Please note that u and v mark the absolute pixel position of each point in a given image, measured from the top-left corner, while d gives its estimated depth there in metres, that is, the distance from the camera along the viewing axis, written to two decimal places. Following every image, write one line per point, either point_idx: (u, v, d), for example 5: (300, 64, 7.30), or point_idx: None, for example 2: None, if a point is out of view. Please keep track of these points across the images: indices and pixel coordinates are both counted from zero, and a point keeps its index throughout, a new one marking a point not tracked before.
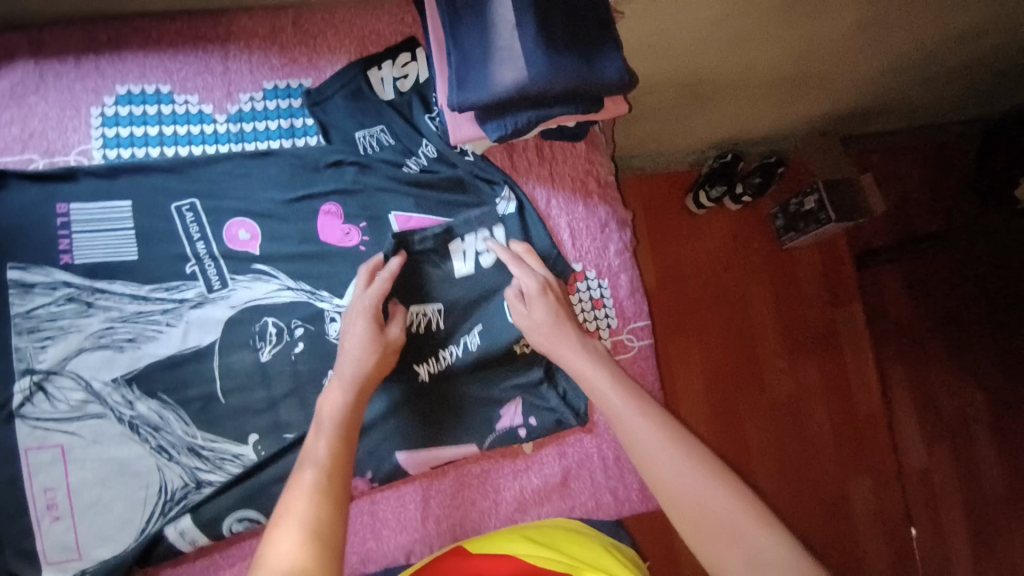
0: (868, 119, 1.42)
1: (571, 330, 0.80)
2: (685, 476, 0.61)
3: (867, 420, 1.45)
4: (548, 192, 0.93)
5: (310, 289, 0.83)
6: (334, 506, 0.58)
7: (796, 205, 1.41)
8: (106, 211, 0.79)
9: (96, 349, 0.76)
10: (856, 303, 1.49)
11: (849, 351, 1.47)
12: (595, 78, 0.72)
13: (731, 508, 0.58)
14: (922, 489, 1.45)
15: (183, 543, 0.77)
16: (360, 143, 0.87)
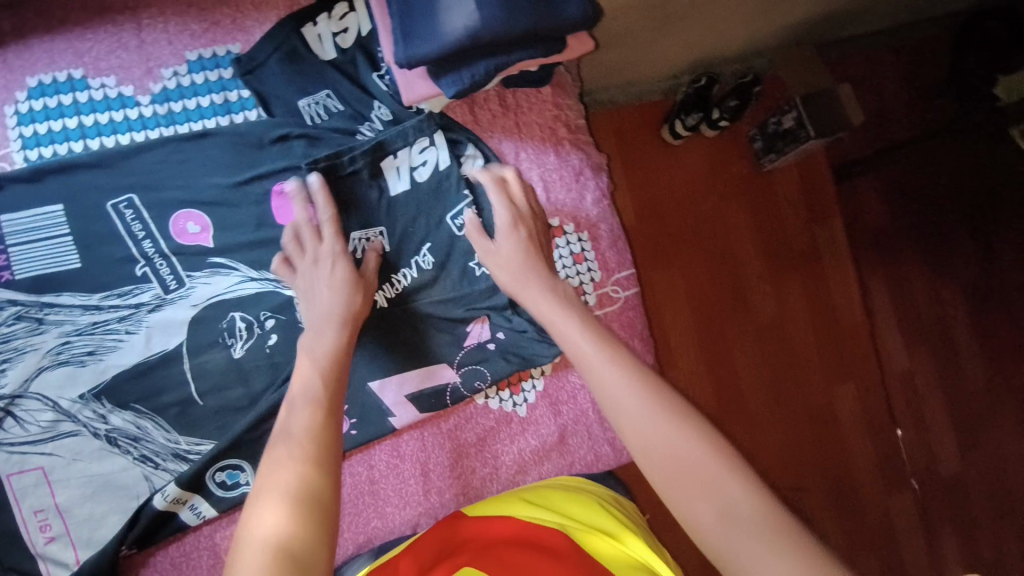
0: (844, 23, 1.34)
1: (539, 270, 0.75)
2: (655, 424, 0.55)
3: (849, 329, 1.46)
4: (516, 144, 0.87)
5: (275, 278, 0.78)
6: (323, 463, 0.54)
7: (774, 125, 1.36)
8: (38, 218, 0.73)
9: (56, 366, 0.72)
10: (835, 218, 1.46)
11: (832, 269, 1.46)
12: (556, 17, 0.66)
13: (704, 457, 0.53)
14: (906, 392, 1.48)
15: (188, 517, 0.74)
16: (305, 113, 0.80)
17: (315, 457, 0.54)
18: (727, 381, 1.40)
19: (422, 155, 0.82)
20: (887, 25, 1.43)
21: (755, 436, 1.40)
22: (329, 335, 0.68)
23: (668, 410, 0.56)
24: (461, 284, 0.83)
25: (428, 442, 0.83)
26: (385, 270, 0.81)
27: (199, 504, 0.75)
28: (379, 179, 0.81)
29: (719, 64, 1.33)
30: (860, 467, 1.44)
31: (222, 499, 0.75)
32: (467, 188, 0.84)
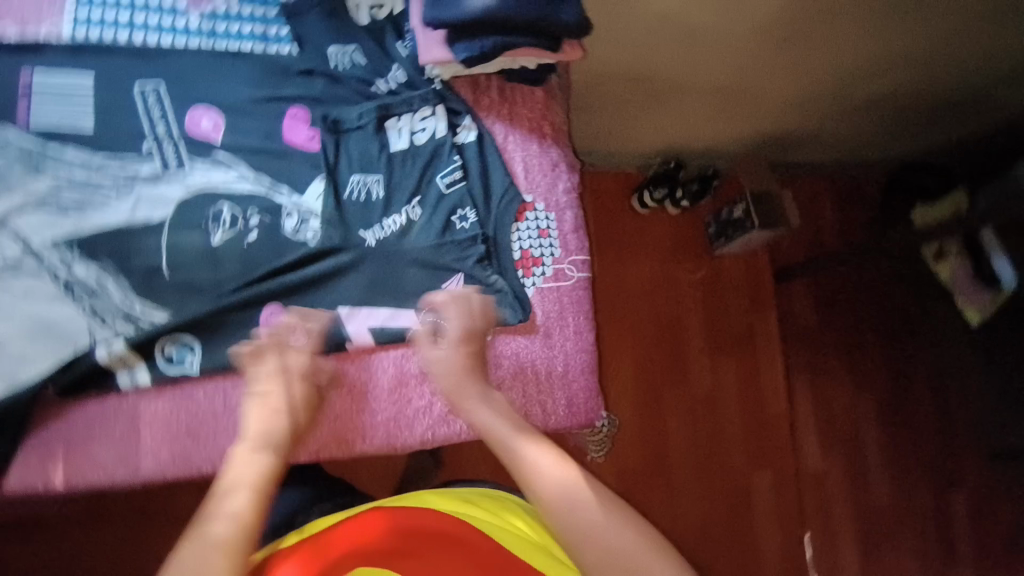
0: (791, 147, 1.59)
1: (476, 383, 0.81)
2: (595, 518, 0.63)
3: (773, 419, 1.58)
4: (506, 128, 1.00)
5: (269, 183, 0.87)
6: (240, 558, 0.55)
7: (726, 215, 1.55)
8: (69, 81, 0.80)
9: (40, 209, 0.76)
10: (771, 312, 1.62)
11: (762, 354, 1.60)
12: (555, 17, 0.83)
13: (635, 549, 0.60)
14: (818, 489, 1.57)
15: (122, 381, 0.76)
16: (332, 58, 0.92)
17: (231, 551, 0.56)
18: (655, 438, 1.50)
19: (422, 122, 0.94)
20: (834, 159, 1.67)
21: (674, 491, 1.49)
22: (257, 460, 0.66)
23: (603, 513, 0.63)
24: (448, 244, 0.92)
25: (374, 366, 0.88)
26: (373, 211, 0.90)
27: (140, 373, 0.76)
28: (381, 134, 0.92)
29: (687, 152, 1.54)
30: (767, 542, 1.52)
31: (162, 372, 0.77)
32: (457, 155, 0.95)
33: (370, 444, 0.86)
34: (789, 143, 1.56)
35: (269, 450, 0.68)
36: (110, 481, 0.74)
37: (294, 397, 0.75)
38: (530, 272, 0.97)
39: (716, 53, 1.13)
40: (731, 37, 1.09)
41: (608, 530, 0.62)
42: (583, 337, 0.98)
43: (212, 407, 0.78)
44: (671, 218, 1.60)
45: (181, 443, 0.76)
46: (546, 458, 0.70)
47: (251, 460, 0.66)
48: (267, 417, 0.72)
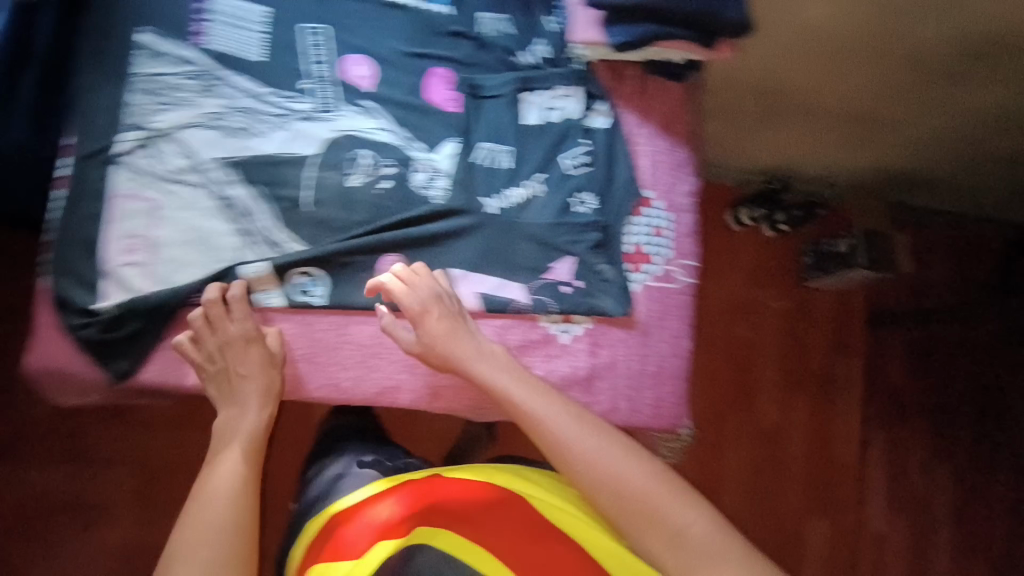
0: (912, 188, 1.47)
1: (466, 335, 0.83)
2: (618, 469, 0.75)
3: (841, 468, 1.50)
4: (638, 120, 0.97)
5: (407, 136, 0.89)
6: (247, 500, 0.78)
7: (827, 246, 1.47)
8: (243, 11, 0.83)
9: (206, 127, 0.82)
10: (857, 356, 1.54)
11: (841, 398, 1.52)
12: (716, 11, 0.80)
13: (648, 492, 0.73)
14: (874, 549, 1.49)
15: (257, 299, 0.83)
16: (484, 23, 0.92)
17: (244, 489, 0.79)
18: (711, 464, 1.45)
19: (559, 101, 0.94)
20: (956, 208, 1.55)
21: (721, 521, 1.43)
22: (251, 418, 0.84)
23: (620, 466, 0.75)
24: (566, 227, 0.92)
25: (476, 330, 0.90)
26: (498, 182, 0.91)
27: (273, 294, 0.83)
28: (517, 106, 0.92)
29: (796, 173, 1.46)
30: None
31: (294, 298, 0.84)
32: (585, 137, 0.95)
33: (462, 403, 0.88)
34: (906, 182, 1.44)
35: (246, 415, 0.84)
36: (238, 384, 0.84)
37: (249, 365, 0.81)
38: (639, 268, 0.96)
39: (858, 79, 1.08)
40: (880, 65, 1.03)
41: (628, 481, 0.74)
42: (680, 342, 0.96)
43: (329, 338, 0.85)
44: (763, 239, 1.54)
45: (299, 364, 0.85)
46: (558, 421, 0.78)
47: (230, 430, 0.84)
48: (236, 386, 0.83)
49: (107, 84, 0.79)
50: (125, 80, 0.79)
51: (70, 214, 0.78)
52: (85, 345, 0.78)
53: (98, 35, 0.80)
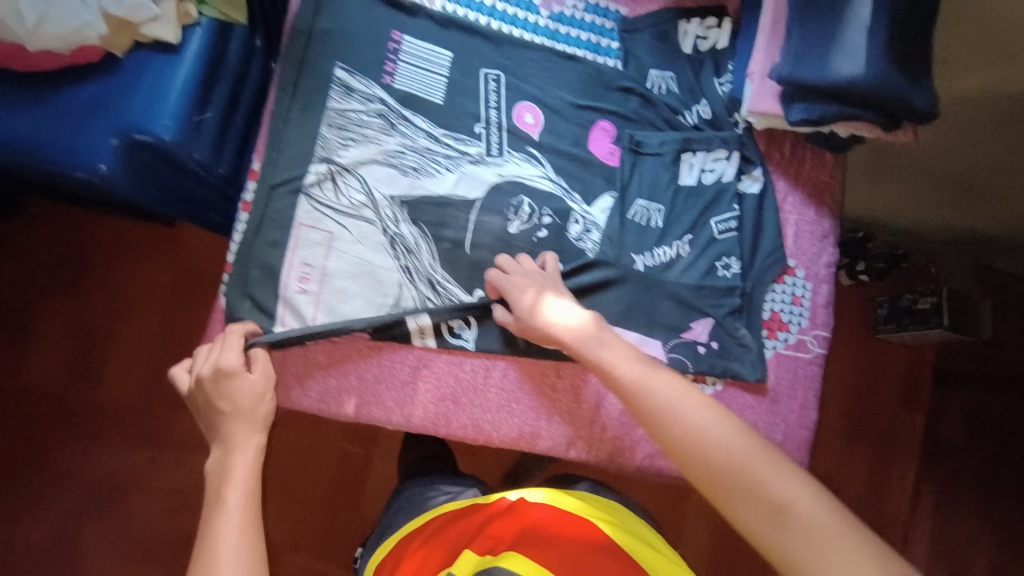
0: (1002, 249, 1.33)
1: (554, 298, 0.79)
2: (705, 436, 0.63)
3: (887, 520, 1.41)
4: (789, 187, 0.97)
5: (566, 187, 0.91)
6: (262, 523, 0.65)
7: (908, 301, 1.40)
8: (430, 53, 0.86)
9: (384, 165, 0.85)
10: (920, 413, 1.45)
11: (897, 453, 1.44)
12: (907, 99, 0.78)
13: (737, 461, 0.61)
14: None
15: (414, 338, 0.85)
16: (651, 80, 0.93)
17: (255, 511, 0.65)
18: None
19: (714, 163, 0.94)
20: None
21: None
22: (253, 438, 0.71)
23: (704, 432, 0.64)
24: (707, 290, 0.93)
25: None
26: (647, 239, 0.92)
27: (428, 333, 0.86)
28: (676, 166, 0.93)
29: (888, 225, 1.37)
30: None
31: (448, 342, 0.86)
32: (737, 203, 0.95)
33: (591, 455, 0.90)
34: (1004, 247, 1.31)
35: (232, 456, 0.70)
36: (386, 420, 0.85)
37: (235, 398, 0.72)
38: (774, 335, 0.95)
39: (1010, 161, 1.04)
40: None
41: (717, 450, 0.62)
42: (807, 414, 0.96)
43: (475, 380, 0.88)
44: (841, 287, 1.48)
45: (445, 405, 0.87)
46: (636, 379, 0.69)
47: (218, 475, 0.68)
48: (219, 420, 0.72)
49: (299, 115, 0.82)
50: (319, 113, 0.83)
51: (252, 239, 0.82)
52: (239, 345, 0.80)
53: (292, 66, 0.82)
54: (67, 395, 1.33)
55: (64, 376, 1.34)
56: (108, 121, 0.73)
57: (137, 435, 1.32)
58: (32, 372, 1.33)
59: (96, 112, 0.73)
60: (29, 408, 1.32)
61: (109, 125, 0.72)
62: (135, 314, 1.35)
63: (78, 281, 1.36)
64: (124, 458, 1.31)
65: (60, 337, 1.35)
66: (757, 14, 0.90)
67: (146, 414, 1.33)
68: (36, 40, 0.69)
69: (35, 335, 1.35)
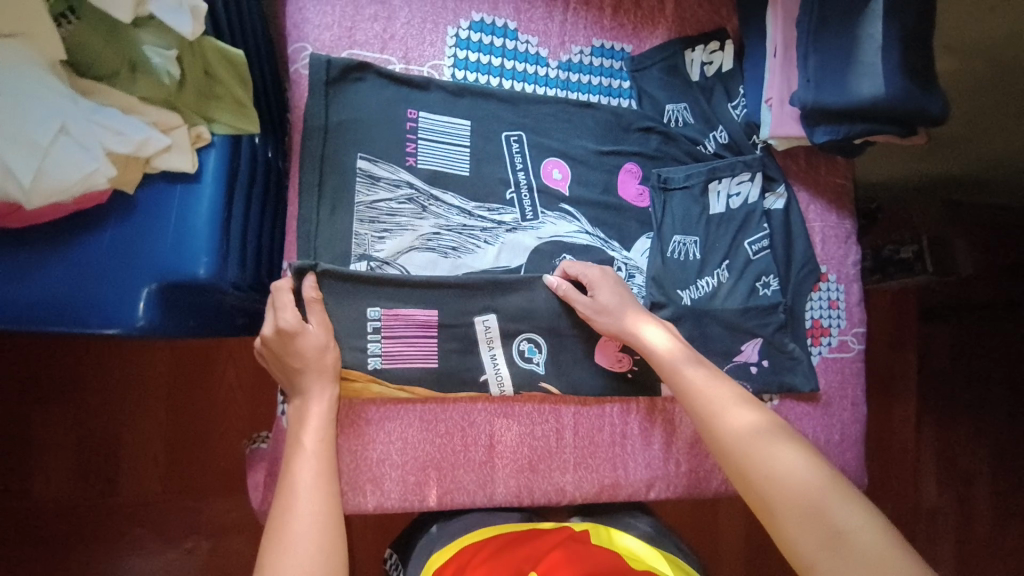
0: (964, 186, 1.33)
1: (639, 310, 0.81)
2: (778, 452, 0.64)
3: (901, 455, 1.46)
4: (810, 196, 1.01)
5: (604, 237, 0.90)
6: (331, 476, 0.70)
7: (889, 251, 1.32)
8: (449, 125, 0.85)
9: (423, 250, 0.82)
10: (910, 353, 1.47)
11: (898, 394, 1.47)
12: (925, 109, 0.79)
13: (806, 480, 0.61)
14: (923, 521, 1.45)
15: (485, 362, 0.83)
16: (667, 115, 0.95)
17: (327, 464, 0.71)
18: None
19: (738, 186, 0.96)
20: None
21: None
22: (327, 388, 0.74)
23: (776, 447, 0.64)
24: (756, 314, 0.94)
25: (677, 415, 0.92)
26: (689, 273, 0.93)
27: (499, 355, 0.83)
28: (704, 196, 0.94)
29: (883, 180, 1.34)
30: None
31: (519, 368, 0.84)
32: (766, 221, 0.96)
33: (671, 493, 0.91)
34: (966, 185, 1.32)
35: (312, 403, 0.73)
36: (470, 502, 0.83)
37: (304, 353, 0.73)
38: (818, 341, 0.99)
39: (995, 139, 1.11)
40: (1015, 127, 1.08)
41: (787, 467, 0.63)
42: (858, 410, 1.00)
43: (549, 444, 0.86)
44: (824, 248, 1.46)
45: (525, 476, 0.85)
46: (713, 391, 0.72)
47: (297, 421, 0.72)
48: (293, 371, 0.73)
49: (328, 216, 0.79)
50: (350, 211, 0.79)
51: None
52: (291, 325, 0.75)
53: (313, 165, 0.78)
54: (86, 506, 1.12)
55: (76, 488, 1.12)
56: (141, 270, 0.67)
57: (173, 532, 1.15)
58: (37, 491, 1.11)
59: (123, 261, 0.67)
60: (45, 533, 1.11)
61: (143, 275, 0.67)
62: (148, 400, 1.15)
63: (68, 383, 1.13)
64: (166, 558, 1.14)
65: (64, 444, 1.13)
66: (761, 39, 0.92)
67: (176, 510, 1.15)
68: (34, 197, 0.60)
69: (29, 451, 1.12)
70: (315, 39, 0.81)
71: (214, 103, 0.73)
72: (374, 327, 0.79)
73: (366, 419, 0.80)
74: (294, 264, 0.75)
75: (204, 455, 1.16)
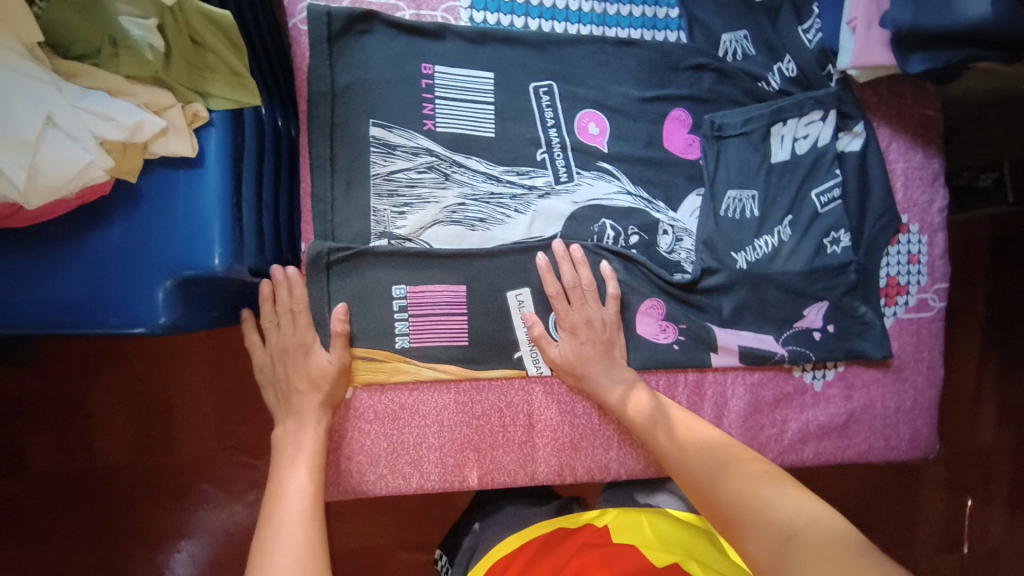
0: None
1: (600, 362, 0.77)
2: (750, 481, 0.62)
3: (959, 393, 1.31)
4: (891, 133, 0.86)
5: (648, 197, 0.81)
6: (316, 515, 0.63)
7: (966, 178, 1.18)
8: (471, 80, 0.75)
9: (448, 223, 0.75)
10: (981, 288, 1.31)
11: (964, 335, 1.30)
12: None
13: (772, 505, 0.58)
14: (979, 467, 1.31)
15: (520, 338, 0.78)
16: (723, 47, 0.81)
17: (314, 492, 0.66)
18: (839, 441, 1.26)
19: (807, 127, 0.83)
20: None
21: (854, 486, 1.30)
22: (312, 425, 0.70)
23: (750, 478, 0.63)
24: (824, 275, 0.84)
25: (729, 387, 0.84)
26: (746, 232, 0.82)
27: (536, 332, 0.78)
28: (765, 143, 0.82)
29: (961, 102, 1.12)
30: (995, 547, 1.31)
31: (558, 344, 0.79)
32: (838, 167, 0.84)
33: None
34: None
35: (306, 430, 0.70)
36: (510, 482, 0.80)
37: (306, 377, 0.71)
38: (893, 301, 0.87)
39: None
40: None
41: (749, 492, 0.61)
42: (934, 373, 0.90)
43: (590, 423, 0.81)
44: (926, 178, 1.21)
45: (567, 454, 0.81)
46: (705, 433, 0.72)
47: (293, 449, 0.69)
48: (291, 398, 0.72)
49: (344, 192, 0.73)
50: (365, 185, 0.73)
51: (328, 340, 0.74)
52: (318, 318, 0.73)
53: (323, 136, 0.71)
54: (148, 464, 1.12)
55: (138, 447, 1.11)
56: (155, 267, 0.64)
57: (233, 486, 1.14)
58: (101, 452, 1.10)
59: (136, 259, 0.64)
60: (117, 492, 1.11)
61: (159, 272, 0.63)
62: (192, 358, 1.12)
63: (104, 363, 1.11)
64: (228, 509, 1.13)
65: (119, 405, 1.11)
66: None
67: (233, 466, 1.14)
68: (32, 197, 0.56)
69: (85, 431, 1.11)
70: None
71: (208, 75, 0.66)
72: (399, 305, 0.75)
73: (400, 405, 0.76)
74: (310, 249, 0.71)
75: (255, 411, 1.13)
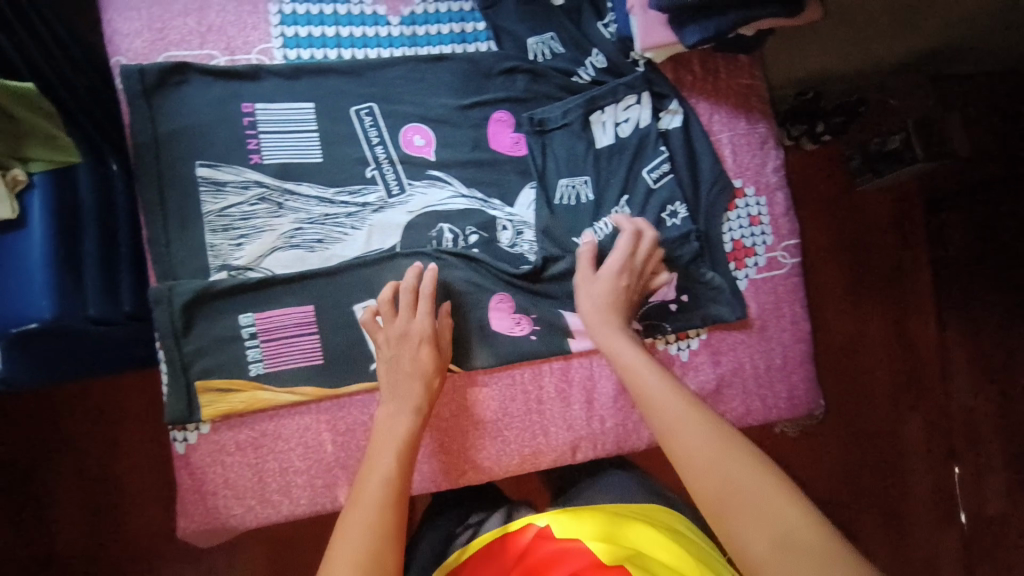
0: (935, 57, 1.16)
1: (618, 322, 0.77)
2: (720, 453, 0.56)
3: (925, 357, 1.30)
4: (711, 106, 0.91)
5: (482, 197, 0.84)
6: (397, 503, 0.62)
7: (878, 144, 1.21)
8: (290, 112, 0.80)
9: (288, 248, 0.79)
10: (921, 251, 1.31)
11: (913, 297, 1.30)
12: None
13: (754, 482, 0.53)
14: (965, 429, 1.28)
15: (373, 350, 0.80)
16: (532, 50, 0.87)
17: (395, 483, 0.64)
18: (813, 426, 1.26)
19: (626, 112, 0.87)
20: None
21: (822, 466, 1.26)
22: (403, 419, 0.71)
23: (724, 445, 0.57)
24: (668, 247, 0.86)
25: (596, 370, 0.86)
26: (583, 219, 0.86)
27: None
28: (588, 131, 0.87)
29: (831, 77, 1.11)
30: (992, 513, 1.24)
31: None
32: (664, 143, 0.88)
33: (600, 451, 0.85)
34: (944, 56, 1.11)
35: (402, 417, 0.71)
36: None
37: (416, 364, 0.74)
38: (743, 264, 0.90)
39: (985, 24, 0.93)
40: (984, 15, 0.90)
41: (731, 465, 0.55)
42: (799, 327, 0.92)
43: (458, 424, 0.82)
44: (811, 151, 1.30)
45: (439, 459, 0.81)
46: (673, 390, 0.64)
47: (385, 439, 0.69)
48: (405, 383, 0.73)
49: (179, 232, 0.76)
50: (199, 224, 0.76)
51: (180, 375, 0.76)
52: (166, 358, 0.75)
53: (151, 183, 0.75)
54: (73, 540, 1.04)
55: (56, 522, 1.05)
56: None
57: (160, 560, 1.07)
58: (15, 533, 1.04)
59: None
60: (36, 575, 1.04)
61: None
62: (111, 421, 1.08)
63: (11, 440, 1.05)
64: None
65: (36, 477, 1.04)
66: None
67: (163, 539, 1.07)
68: None
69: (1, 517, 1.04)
70: (127, 49, 0.77)
71: (25, 141, 0.69)
72: (249, 333, 0.77)
73: (261, 432, 0.78)
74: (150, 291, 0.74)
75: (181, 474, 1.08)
